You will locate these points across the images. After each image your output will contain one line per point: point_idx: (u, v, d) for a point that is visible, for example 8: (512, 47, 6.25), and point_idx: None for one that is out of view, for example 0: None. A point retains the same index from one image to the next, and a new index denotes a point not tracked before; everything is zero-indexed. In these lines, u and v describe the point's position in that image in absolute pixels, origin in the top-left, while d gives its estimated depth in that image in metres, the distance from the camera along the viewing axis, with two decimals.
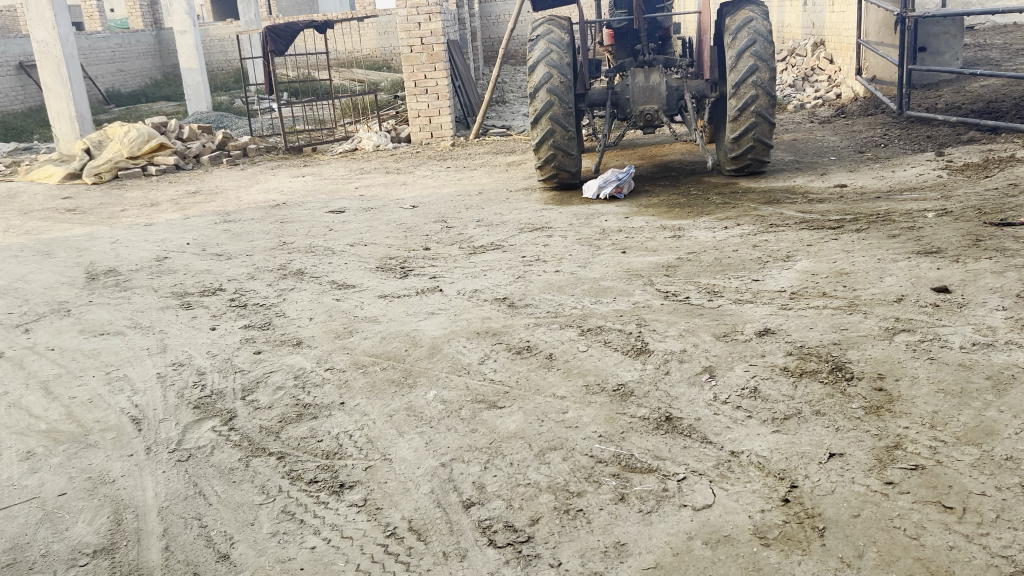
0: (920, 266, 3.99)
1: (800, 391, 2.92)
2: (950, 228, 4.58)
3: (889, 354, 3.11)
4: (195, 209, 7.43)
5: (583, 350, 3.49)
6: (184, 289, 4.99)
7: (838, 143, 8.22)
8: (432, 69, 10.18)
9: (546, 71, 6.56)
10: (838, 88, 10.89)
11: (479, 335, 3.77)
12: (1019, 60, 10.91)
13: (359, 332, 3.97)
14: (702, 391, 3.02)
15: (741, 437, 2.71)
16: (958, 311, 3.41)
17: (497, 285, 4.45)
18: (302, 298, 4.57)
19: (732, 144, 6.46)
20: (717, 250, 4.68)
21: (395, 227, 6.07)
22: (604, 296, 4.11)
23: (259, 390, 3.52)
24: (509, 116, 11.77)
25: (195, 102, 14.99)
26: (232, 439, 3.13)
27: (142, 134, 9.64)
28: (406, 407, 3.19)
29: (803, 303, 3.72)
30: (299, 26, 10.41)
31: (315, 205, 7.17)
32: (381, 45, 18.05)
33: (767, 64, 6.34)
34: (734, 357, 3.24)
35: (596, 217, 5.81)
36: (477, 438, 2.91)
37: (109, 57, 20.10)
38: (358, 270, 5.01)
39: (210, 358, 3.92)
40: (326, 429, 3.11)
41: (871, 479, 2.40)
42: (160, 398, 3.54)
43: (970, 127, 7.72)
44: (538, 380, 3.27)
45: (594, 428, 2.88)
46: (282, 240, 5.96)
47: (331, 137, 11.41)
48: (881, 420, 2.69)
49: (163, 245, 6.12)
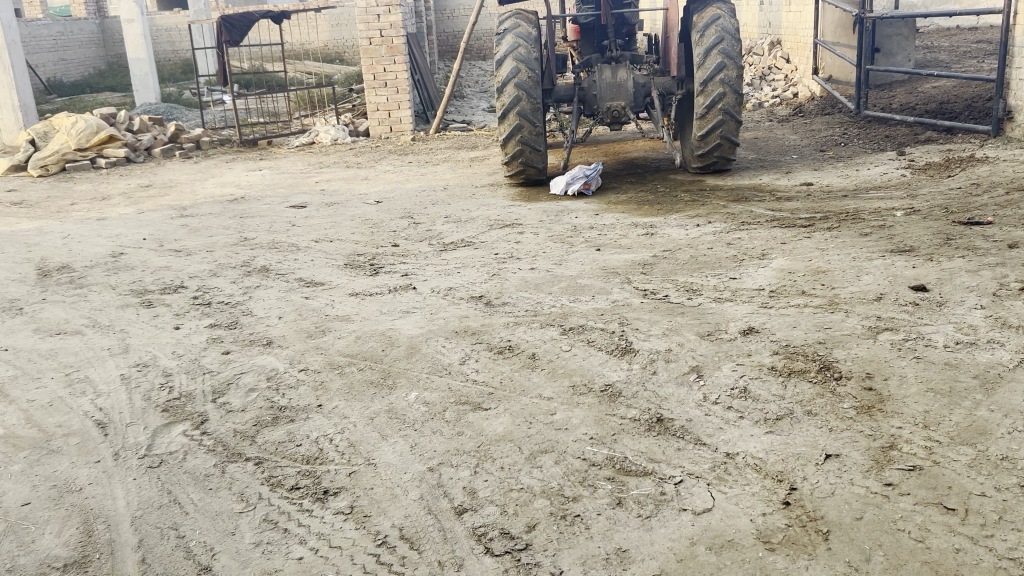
0: (896, 264, 4.01)
1: (790, 391, 2.90)
2: (920, 227, 4.62)
3: (875, 353, 3.10)
4: (149, 203, 7.20)
5: (566, 350, 3.42)
6: (144, 286, 4.80)
7: (798, 141, 8.29)
8: (391, 62, 10.04)
9: (514, 65, 6.49)
10: (795, 87, 11.01)
11: (458, 334, 3.69)
12: (968, 62, 11.15)
13: (332, 332, 3.85)
14: (691, 391, 2.98)
15: (734, 438, 2.67)
16: (938, 309, 3.43)
17: (472, 283, 4.37)
18: (269, 296, 4.42)
19: (699, 142, 6.46)
20: (692, 248, 4.66)
21: (361, 223, 5.95)
22: (583, 294, 4.06)
23: (231, 391, 3.39)
24: (469, 111, 11.67)
25: (143, 93, 14.57)
26: (205, 444, 3.00)
27: (91, 125, 9.31)
28: (387, 409, 3.10)
29: (784, 301, 3.71)
30: (254, 16, 10.18)
31: (275, 200, 7.00)
32: (335, 37, 17.77)
33: (734, 62, 6.35)
34: (721, 356, 3.20)
35: (566, 214, 5.75)
36: (465, 441, 2.82)
37: (50, 46, 19.47)
38: (326, 267, 4.88)
39: (176, 358, 3.76)
40: (305, 432, 3.00)
41: (870, 480, 2.38)
42: (126, 401, 3.38)
43: (926, 126, 7.84)
44: (523, 381, 3.20)
45: (584, 430, 2.82)
46: (243, 236, 5.79)
47: (286, 130, 11.19)
48: (874, 421, 2.68)
49: (117, 240, 5.90)
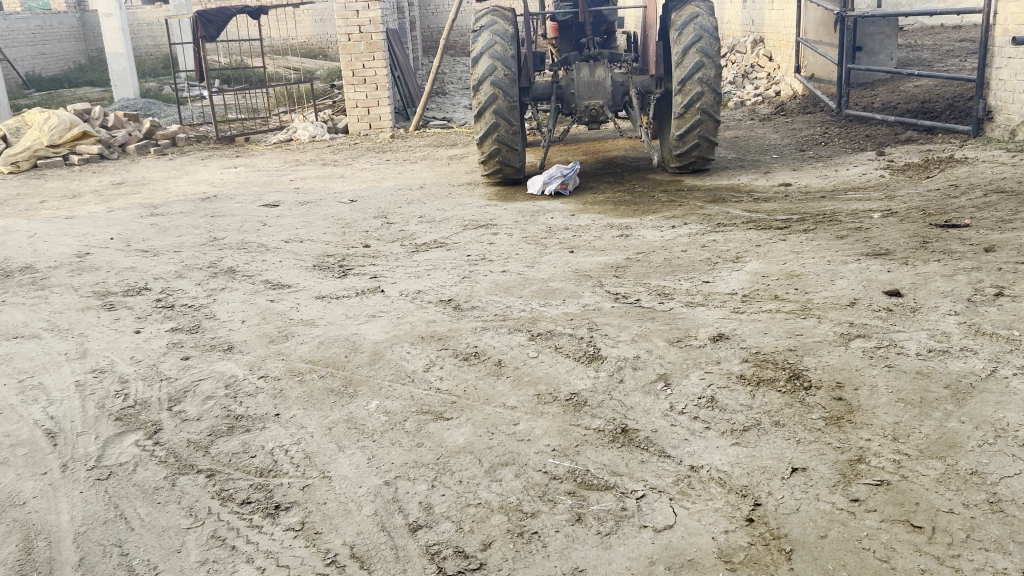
0: (871, 268, 3.95)
1: (758, 401, 2.83)
2: (897, 229, 4.56)
3: (846, 361, 3.03)
4: (120, 201, 7.07)
5: (533, 357, 3.34)
6: (107, 287, 4.69)
7: (779, 141, 8.23)
8: (370, 58, 9.93)
9: (490, 63, 6.40)
10: (777, 86, 10.96)
11: (424, 339, 3.60)
12: (950, 61, 11.13)
13: (296, 337, 3.76)
14: (658, 401, 2.90)
15: (699, 451, 2.60)
16: (911, 315, 3.37)
17: (441, 286, 4.28)
18: (233, 299, 4.32)
19: (677, 141, 6.39)
20: (666, 250, 4.59)
21: (333, 222, 5.84)
22: (553, 298, 3.98)
23: (187, 399, 3.29)
24: (450, 108, 11.57)
25: (121, 88, 14.39)
26: (157, 455, 2.90)
27: (64, 121, 9.15)
28: (346, 419, 3.01)
29: (756, 306, 3.64)
30: (230, 11, 10.03)
31: (248, 199, 6.88)
32: (317, 32, 17.62)
33: (713, 61, 6.28)
34: (690, 363, 3.13)
35: (542, 215, 5.67)
36: (423, 453, 2.74)
37: (29, 40, 19.21)
38: (294, 268, 4.78)
39: (134, 364, 3.66)
40: (260, 443, 2.90)
41: (836, 495, 2.32)
42: (79, 409, 3.28)
43: (907, 126, 7.80)
44: (487, 390, 3.12)
45: (547, 441, 2.74)
46: (212, 236, 5.68)
47: (264, 127, 11.05)
48: (843, 432, 2.61)
49: (84, 240, 5.78)
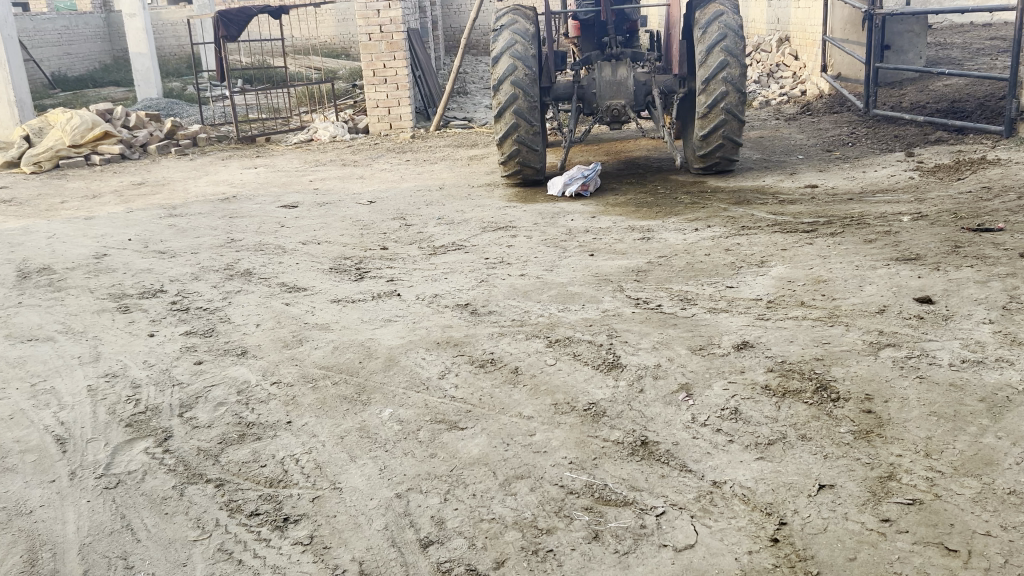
0: (900, 274, 3.83)
1: (784, 413, 2.72)
2: (928, 233, 4.43)
3: (875, 371, 2.92)
4: (140, 201, 7.07)
5: (550, 364, 3.25)
6: (123, 290, 4.66)
7: (805, 141, 8.08)
8: (391, 58, 9.88)
9: (510, 63, 6.31)
10: (803, 85, 10.78)
11: (440, 345, 3.53)
12: (980, 59, 10.90)
13: (310, 341, 3.70)
14: (679, 412, 2.81)
15: (722, 465, 2.50)
16: (943, 324, 3.25)
17: (459, 290, 4.20)
18: (248, 302, 4.27)
19: (701, 142, 6.27)
20: (689, 254, 4.48)
21: (351, 224, 5.79)
22: (572, 303, 3.89)
23: (199, 405, 3.23)
24: (471, 107, 11.51)
25: (145, 88, 14.45)
26: (166, 463, 2.85)
27: (86, 121, 9.17)
28: (359, 427, 2.94)
29: (781, 313, 3.54)
30: (252, 11, 10.01)
31: (267, 199, 6.84)
32: (340, 32, 17.63)
33: (738, 60, 6.16)
34: (712, 373, 3.03)
35: (562, 217, 5.58)
36: (436, 464, 2.66)
37: (55, 40, 19.38)
38: (311, 271, 4.73)
39: (146, 368, 3.61)
40: (270, 452, 2.84)
41: (865, 515, 2.21)
42: (90, 414, 3.24)
43: (937, 126, 7.63)
44: (502, 398, 3.03)
45: (564, 453, 2.65)
46: (230, 237, 5.64)
47: (285, 126, 11.05)
48: (872, 447, 2.50)
49: (102, 241, 5.76)
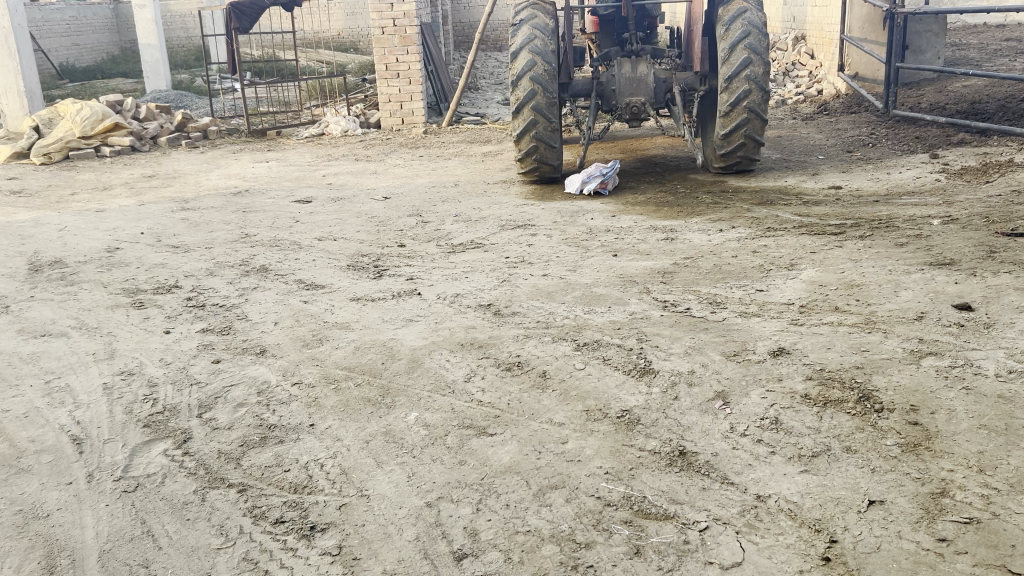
0: (936, 279, 3.73)
1: (827, 424, 2.63)
2: (960, 237, 4.33)
3: (918, 381, 2.83)
4: (151, 194, 6.99)
5: (579, 369, 3.16)
6: (137, 285, 4.57)
7: (824, 141, 7.96)
8: (404, 52, 9.78)
9: (530, 58, 6.21)
10: (819, 84, 10.67)
11: (464, 347, 3.44)
12: (999, 60, 10.78)
13: (330, 341, 3.61)
14: (717, 420, 2.72)
15: (765, 478, 2.41)
16: (985, 332, 3.15)
17: (480, 289, 4.11)
18: (265, 299, 4.18)
19: (722, 141, 6.17)
20: (715, 255, 4.39)
21: (367, 220, 5.70)
22: (598, 305, 3.80)
23: (218, 406, 3.15)
24: (483, 103, 11.40)
25: (153, 80, 14.36)
26: (186, 466, 2.76)
27: (96, 112, 9.08)
28: (384, 432, 2.85)
29: (815, 318, 3.45)
30: (264, 3, 9.91)
31: (280, 194, 6.75)
32: (347, 25, 17.55)
33: (761, 58, 6.06)
34: (749, 380, 2.94)
35: (582, 215, 5.48)
36: (467, 472, 2.57)
37: (63, 31, 19.29)
38: (328, 268, 4.64)
39: (163, 367, 3.52)
40: (293, 456, 2.76)
41: (920, 533, 2.13)
42: (106, 414, 3.15)
43: (959, 127, 7.52)
44: (532, 404, 2.94)
45: (599, 463, 2.56)
46: (244, 232, 5.56)
47: (296, 120, 10.96)
48: (921, 461, 2.41)
49: (114, 234, 5.68)
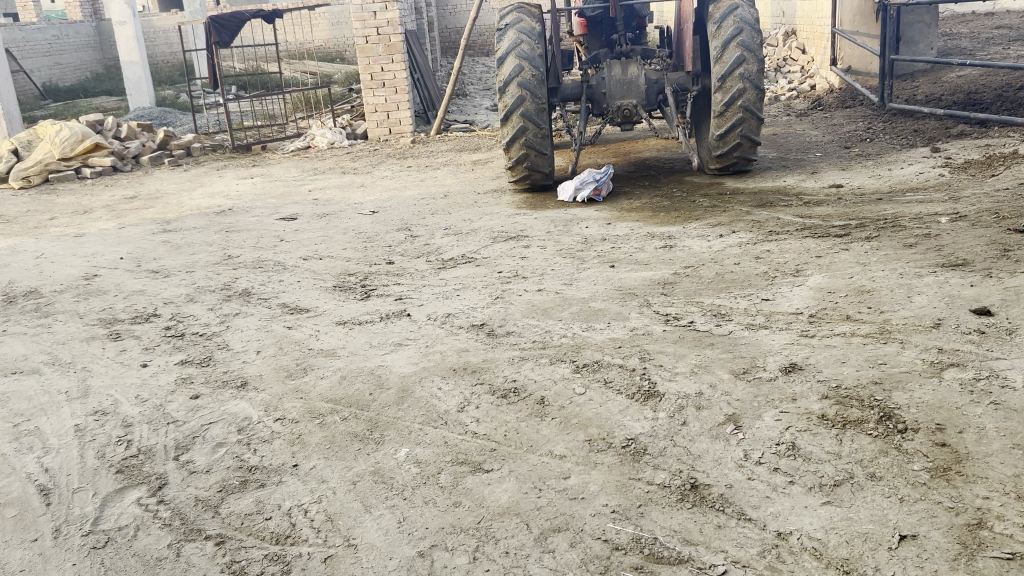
0: (950, 282, 3.55)
1: (848, 448, 2.45)
2: (970, 235, 4.15)
3: (942, 397, 2.64)
4: (132, 216, 6.79)
5: (579, 394, 2.96)
6: (114, 315, 4.37)
7: (820, 138, 7.79)
8: (389, 61, 9.60)
9: (517, 63, 6.03)
10: (812, 79, 10.51)
11: (456, 372, 3.25)
12: (992, 49, 10.61)
13: (315, 370, 3.42)
14: (729, 447, 2.53)
15: (785, 512, 2.22)
16: (1008, 338, 2.97)
17: (472, 308, 3.92)
18: (247, 326, 3.99)
19: (717, 141, 5.99)
20: (716, 263, 4.20)
21: (354, 237, 5.51)
22: (596, 321, 3.61)
23: (196, 447, 2.95)
24: (472, 110, 11.23)
25: (137, 97, 14.15)
26: (160, 517, 2.57)
27: (75, 133, 8.90)
28: (373, 471, 2.66)
29: (826, 328, 3.27)
30: (244, 16, 9.72)
31: (264, 211, 6.56)
32: (333, 36, 17.48)
33: (754, 55, 5.87)
34: (761, 400, 2.75)
35: (576, 224, 5.30)
36: (462, 515, 2.38)
37: (45, 50, 19.08)
38: (313, 289, 4.45)
39: (138, 405, 3.32)
40: (275, 502, 2.56)
41: (959, 573, 1.94)
42: (76, 460, 2.95)
43: (958, 119, 7.35)
44: (531, 434, 2.75)
45: (604, 500, 2.37)
46: (226, 253, 5.36)
47: (281, 133, 10.78)
48: (953, 488, 2.22)
49: (93, 261, 5.47)
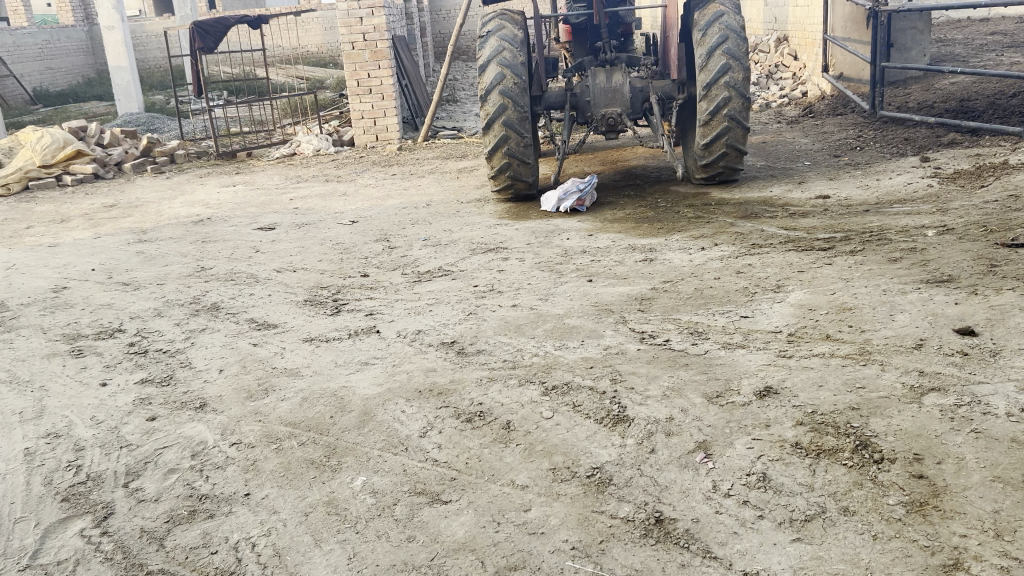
0: (934, 299, 3.44)
1: (821, 480, 2.34)
2: (957, 250, 4.05)
3: (921, 424, 2.53)
4: (109, 225, 6.67)
5: (547, 418, 2.85)
6: (79, 330, 4.25)
7: (810, 146, 7.69)
8: (376, 67, 9.49)
9: (498, 71, 5.92)
10: (804, 86, 10.42)
11: (422, 394, 3.13)
12: (985, 55, 10.52)
13: (276, 391, 3.29)
14: (698, 478, 2.42)
15: (752, 550, 2.11)
16: (992, 361, 2.86)
17: (444, 325, 3.80)
18: (212, 343, 3.87)
19: (703, 151, 5.89)
20: (696, 277, 4.09)
21: (331, 248, 5.40)
22: (570, 339, 3.49)
23: (147, 473, 2.83)
24: (461, 116, 11.12)
25: (125, 102, 14.04)
26: (102, 550, 2.44)
27: (57, 140, 8.81)
28: (326, 501, 2.54)
29: (805, 348, 3.15)
30: (228, 22, 9.62)
31: (242, 221, 6.45)
32: (326, 40, 17.40)
33: (740, 63, 5.77)
34: (733, 427, 2.64)
35: (557, 236, 5.19)
36: (415, 551, 2.26)
37: (36, 55, 18.95)
38: (283, 303, 4.34)
39: (93, 427, 3.19)
40: (223, 534, 2.45)
41: None
42: (22, 486, 2.83)
43: (949, 127, 7.24)
44: (493, 462, 2.64)
45: (564, 535, 2.26)
46: (199, 265, 5.25)
47: (268, 140, 10.67)
48: (929, 525, 2.11)
49: (64, 272, 5.36)
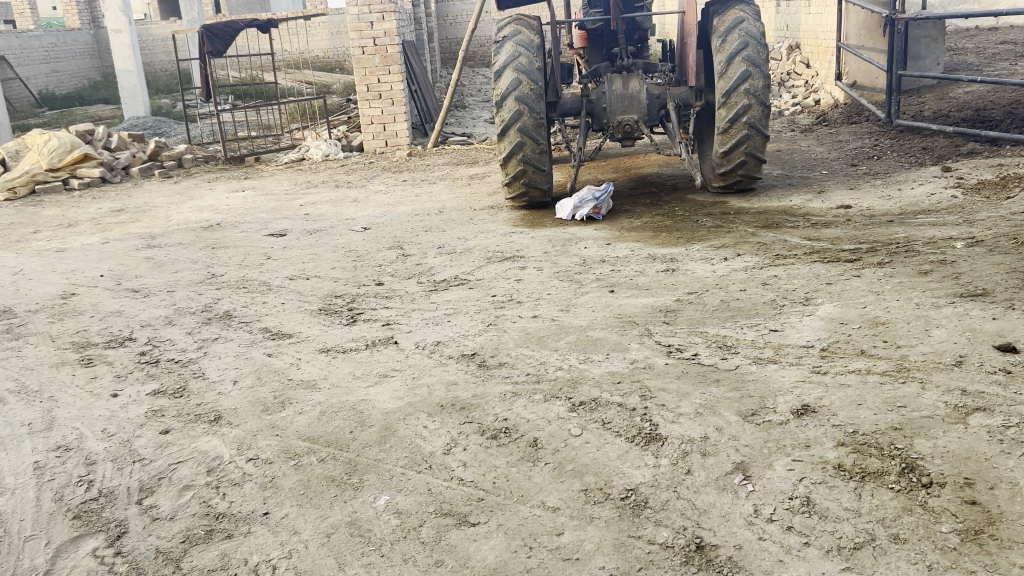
0: (970, 314, 3.34)
1: (868, 504, 2.24)
2: (988, 263, 3.94)
3: (969, 446, 2.42)
4: (117, 230, 6.58)
5: (575, 436, 2.75)
6: (88, 338, 4.15)
7: (826, 155, 7.59)
8: (386, 72, 9.40)
9: (514, 77, 5.82)
10: (816, 93, 10.33)
11: (444, 409, 3.03)
12: (999, 64, 10.44)
13: (293, 405, 3.19)
14: (738, 501, 2.32)
15: None
16: None
17: (464, 336, 3.71)
18: (225, 353, 3.77)
19: (721, 159, 5.79)
20: (721, 289, 3.99)
21: (343, 255, 5.31)
22: (594, 352, 3.39)
23: (161, 489, 2.73)
24: (470, 122, 11.04)
25: (131, 106, 13.97)
26: (116, 572, 2.35)
27: (64, 143, 8.70)
28: (349, 521, 2.45)
29: (840, 364, 3.05)
30: (237, 25, 9.55)
31: (253, 226, 6.36)
32: (334, 45, 17.38)
33: (760, 70, 5.68)
34: (772, 447, 2.54)
35: (574, 244, 5.10)
36: None
37: (42, 57, 18.91)
38: (296, 312, 4.24)
39: (104, 440, 3.10)
40: (242, 556, 2.35)
41: None
42: (31, 502, 2.73)
43: (968, 137, 7.15)
44: (522, 482, 2.54)
45: (600, 562, 2.16)
46: (209, 272, 5.15)
47: (277, 144, 10.60)
48: (987, 556, 2.01)
49: (72, 278, 5.27)
